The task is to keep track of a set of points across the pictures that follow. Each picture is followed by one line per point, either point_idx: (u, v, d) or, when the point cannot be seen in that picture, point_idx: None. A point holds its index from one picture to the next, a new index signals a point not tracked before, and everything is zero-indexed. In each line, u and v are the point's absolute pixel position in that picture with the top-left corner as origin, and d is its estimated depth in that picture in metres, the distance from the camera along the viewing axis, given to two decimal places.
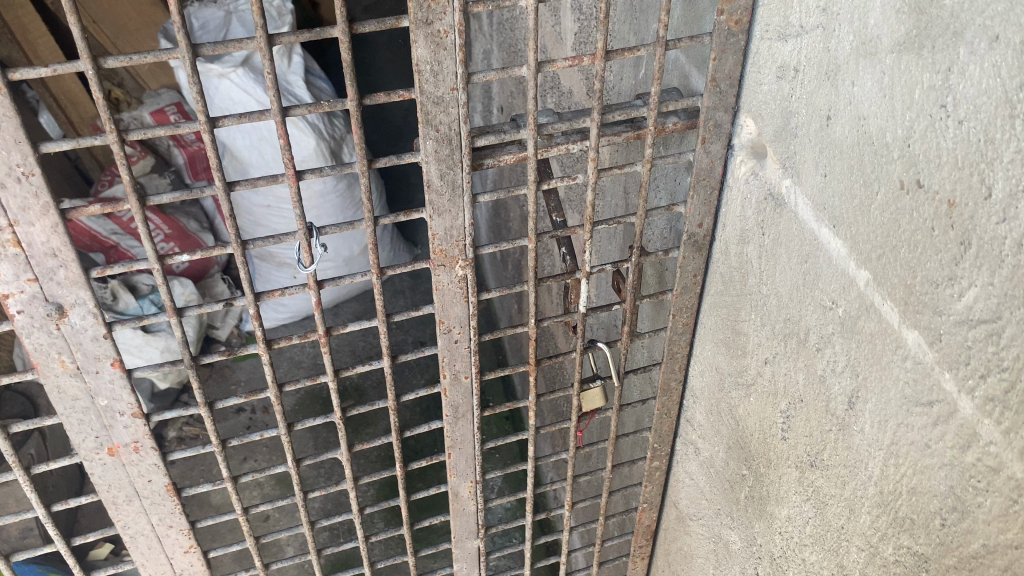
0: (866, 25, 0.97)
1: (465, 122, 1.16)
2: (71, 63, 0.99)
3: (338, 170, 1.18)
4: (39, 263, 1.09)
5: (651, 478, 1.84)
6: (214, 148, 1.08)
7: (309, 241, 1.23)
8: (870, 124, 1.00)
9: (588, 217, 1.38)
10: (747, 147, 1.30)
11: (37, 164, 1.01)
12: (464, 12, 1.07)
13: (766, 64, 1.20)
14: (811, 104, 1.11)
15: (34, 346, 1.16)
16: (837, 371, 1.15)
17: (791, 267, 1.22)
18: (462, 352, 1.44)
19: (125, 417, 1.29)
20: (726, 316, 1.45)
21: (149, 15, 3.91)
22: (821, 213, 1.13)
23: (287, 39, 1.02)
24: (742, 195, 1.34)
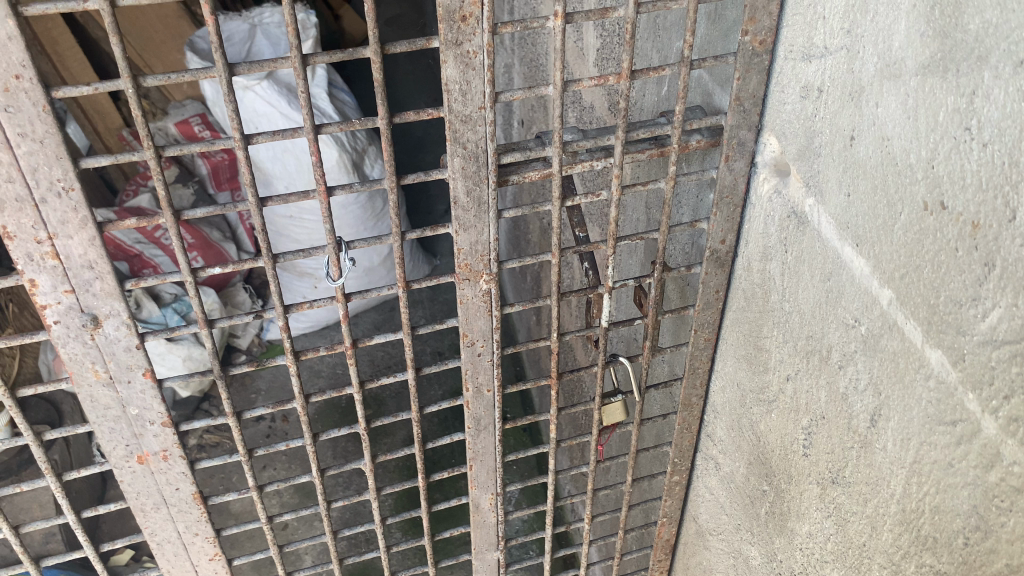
0: (891, 47, 0.99)
1: (492, 140, 1.18)
2: (112, 81, 1.01)
3: (367, 187, 1.20)
4: (76, 274, 1.12)
5: (671, 492, 1.84)
6: (248, 164, 1.11)
7: (337, 255, 1.25)
8: (893, 145, 1.01)
9: (610, 233, 1.40)
10: (770, 166, 1.32)
11: (76, 179, 1.04)
12: (493, 33, 1.09)
13: (790, 83, 1.21)
14: (835, 125, 1.12)
15: (69, 356, 1.19)
16: (859, 389, 1.16)
17: (814, 285, 1.23)
18: (485, 365, 1.46)
19: (155, 426, 1.32)
20: (748, 332, 1.46)
21: (175, 28, 3.97)
22: (844, 232, 1.14)
23: (321, 60, 1.04)
24: (765, 213, 1.35)
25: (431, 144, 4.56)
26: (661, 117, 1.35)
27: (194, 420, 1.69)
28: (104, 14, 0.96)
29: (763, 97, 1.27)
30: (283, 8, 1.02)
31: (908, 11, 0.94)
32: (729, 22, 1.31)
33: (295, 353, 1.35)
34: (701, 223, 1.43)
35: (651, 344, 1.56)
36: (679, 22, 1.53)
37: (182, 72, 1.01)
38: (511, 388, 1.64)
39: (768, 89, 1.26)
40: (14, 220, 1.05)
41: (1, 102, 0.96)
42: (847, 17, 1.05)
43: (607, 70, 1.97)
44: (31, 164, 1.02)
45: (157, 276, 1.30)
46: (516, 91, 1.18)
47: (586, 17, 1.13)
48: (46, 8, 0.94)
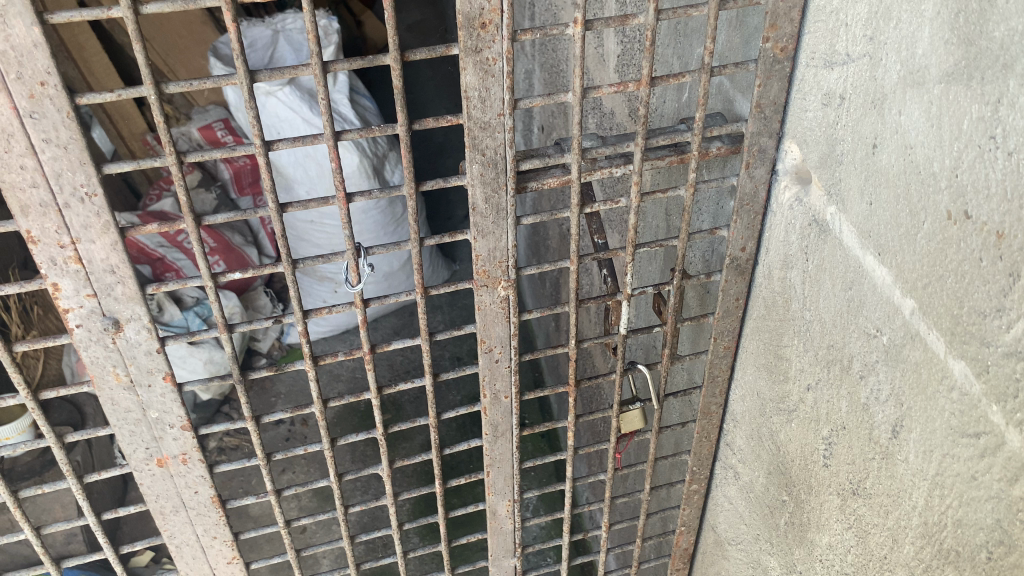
0: (914, 55, 0.98)
1: (512, 146, 1.18)
2: (135, 88, 1.02)
3: (387, 194, 1.20)
4: (98, 279, 1.13)
5: (690, 500, 1.83)
6: (268, 171, 1.11)
7: (356, 261, 1.25)
8: (916, 154, 1.00)
9: (630, 240, 1.39)
10: (791, 173, 1.31)
11: (99, 185, 1.05)
12: (513, 41, 1.09)
13: (811, 90, 1.20)
14: (858, 133, 1.11)
15: (91, 359, 1.20)
16: (880, 400, 1.15)
17: (835, 294, 1.22)
18: (503, 372, 1.45)
19: (175, 429, 1.33)
20: (769, 340, 1.45)
21: (199, 33, 4.00)
22: (866, 241, 1.13)
23: (342, 67, 1.05)
24: (786, 221, 1.34)
25: (451, 150, 4.58)
26: (681, 124, 1.34)
27: (217, 423, 1.65)
28: (128, 22, 0.97)
29: (785, 103, 1.26)
30: (304, 15, 1.02)
31: (933, 18, 0.93)
32: (751, 28, 1.30)
33: (314, 357, 1.35)
34: (722, 231, 1.42)
35: (669, 352, 1.55)
36: (700, 28, 1.53)
37: (204, 80, 1.02)
38: (529, 394, 1.63)
39: (790, 96, 1.25)
40: (39, 225, 1.06)
41: (27, 109, 0.98)
42: (870, 24, 1.04)
43: (627, 76, 1.97)
44: (55, 169, 1.03)
45: (178, 280, 1.31)
46: (536, 97, 1.18)
47: (606, 24, 1.12)
48: (71, 16, 0.95)
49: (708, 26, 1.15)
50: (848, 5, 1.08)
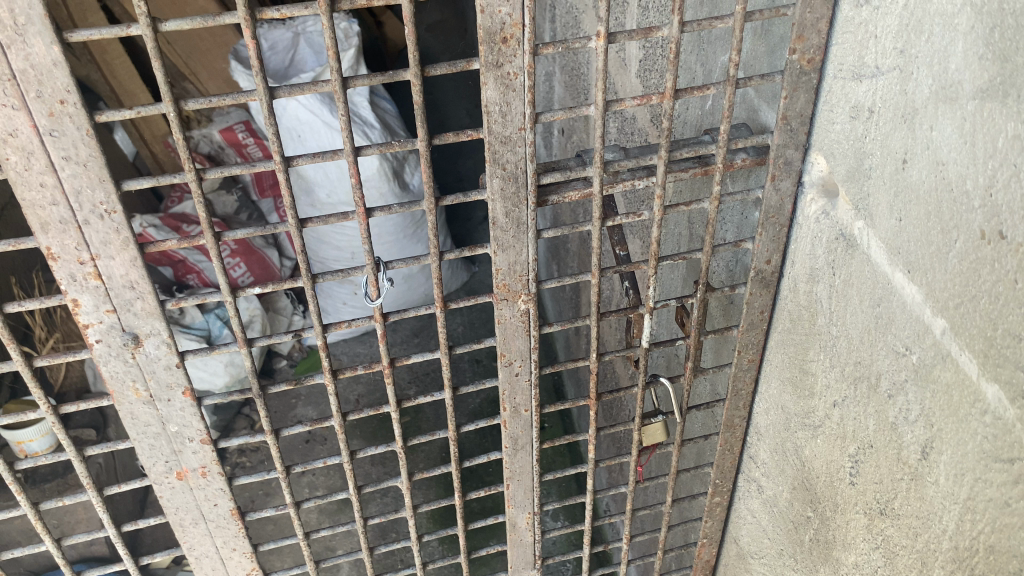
0: (947, 69, 0.95)
1: (533, 160, 1.17)
2: (155, 105, 1.01)
3: (407, 208, 1.19)
4: (117, 294, 1.13)
5: (712, 513, 1.80)
6: (288, 187, 1.10)
7: (376, 275, 1.24)
8: (949, 170, 0.97)
9: (652, 253, 1.37)
10: (818, 185, 1.28)
11: (119, 202, 1.05)
12: (534, 55, 1.07)
13: (839, 102, 1.18)
14: (887, 149, 1.08)
15: (111, 374, 1.20)
16: (910, 420, 1.12)
17: (862, 310, 1.20)
18: (523, 386, 1.44)
19: (194, 443, 1.32)
20: (794, 354, 1.42)
21: (220, 36, 4.00)
22: (895, 258, 1.10)
23: (362, 82, 1.04)
24: (813, 234, 1.31)
25: (471, 151, 4.57)
26: (705, 135, 1.32)
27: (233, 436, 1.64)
28: (147, 40, 0.96)
29: (812, 114, 1.24)
30: (323, 31, 1.01)
31: (967, 33, 0.91)
32: (777, 36, 1.28)
33: (333, 371, 1.34)
34: (747, 244, 1.40)
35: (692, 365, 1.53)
36: (724, 36, 1.51)
37: (224, 96, 1.01)
38: (549, 407, 1.61)
39: (816, 108, 1.23)
40: (59, 242, 1.06)
41: (46, 127, 0.97)
42: (900, 37, 1.02)
43: (650, 83, 1.95)
44: (75, 187, 1.02)
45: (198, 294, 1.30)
46: (557, 111, 1.16)
47: (629, 37, 1.10)
48: (91, 34, 0.94)
49: (732, 38, 1.13)
50: (878, 17, 1.06)
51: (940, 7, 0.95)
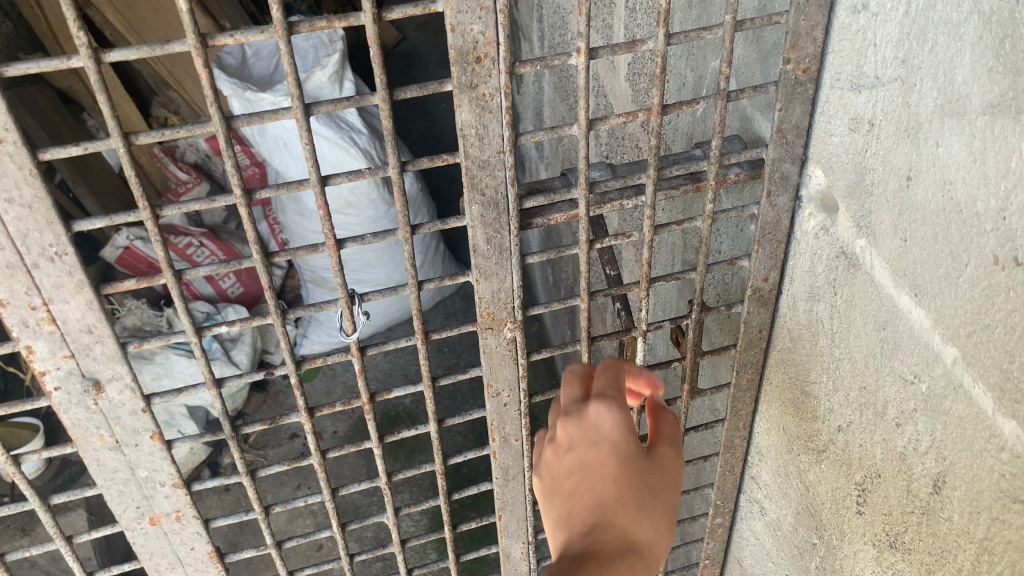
0: (953, 82, 0.88)
1: (513, 184, 1.10)
2: (103, 140, 0.94)
3: (381, 238, 1.12)
4: (74, 339, 1.06)
5: (714, 534, 1.74)
6: (251, 222, 1.04)
7: (351, 308, 1.17)
8: (957, 190, 0.90)
9: (643, 274, 1.30)
10: (816, 200, 1.21)
11: (69, 244, 0.98)
12: (510, 74, 1.00)
13: (837, 113, 1.11)
14: (890, 165, 1.01)
15: (72, 422, 1.14)
16: (919, 451, 1.06)
17: (867, 333, 1.13)
18: (512, 415, 1.37)
19: (166, 487, 1.25)
20: (795, 375, 1.36)
21: None
22: (900, 279, 1.03)
23: (326, 109, 0.97)
24: (812, 250, 1.24)
25: None
26: (696, 149, 1.25)
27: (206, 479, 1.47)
28: (90, 72, 0.89)
29: (809, 125, 1.17)
30: (281, 57, 0.94)
31: (974, 42, 0.84)
32: (770, 43, 1.21)
33: (310, 409, 1.27)
34: (743, 261, 1.33)
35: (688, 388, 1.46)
36: (714, 41, 1.44)
37: (174, 129, 0.93)
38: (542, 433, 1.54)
39: (812, 119, 1.16)
40: (6, 287, 0.99)
41: None
42: (901, 45, 0.95)
43: (640, 87, 1.87)
44: (21, 230, 0.95)
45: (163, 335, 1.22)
46: (538, 131, 1.09)
47: (612, 51, 1.03)
48: (27, 67, 0.87)
49: (722, 49, 1.06)
50: (877, 24, 0.99)
51: (944, 15, 0.88)
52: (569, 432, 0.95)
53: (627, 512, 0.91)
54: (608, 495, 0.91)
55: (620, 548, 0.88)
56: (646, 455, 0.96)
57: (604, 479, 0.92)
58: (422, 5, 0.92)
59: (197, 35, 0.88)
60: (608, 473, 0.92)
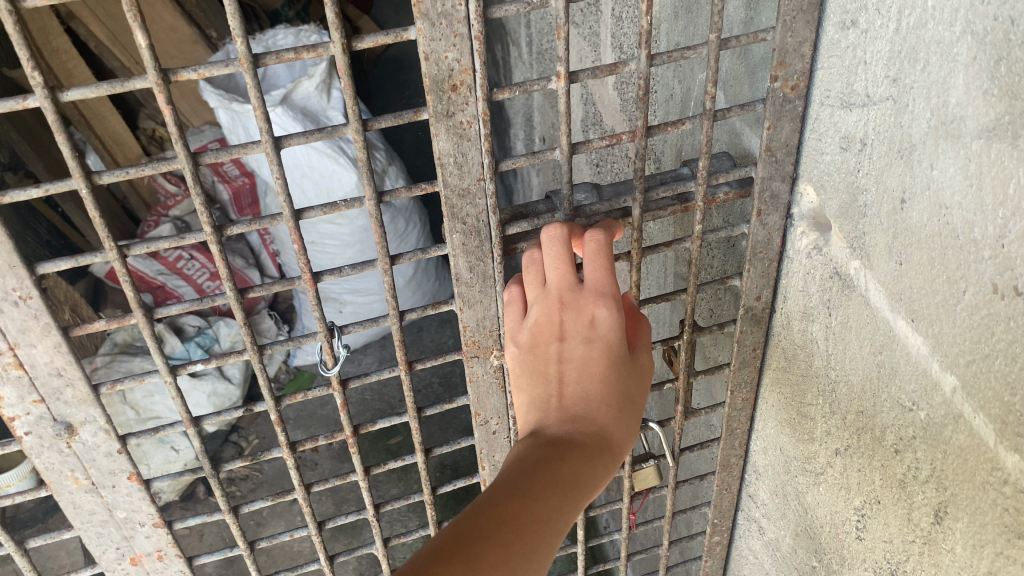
0: (947, 103, 0.85)
1: (495, 213, 1.06)
2: (64, 181, 0.90)
3: (359, 270, 1.09)
4: (44, 383, 1.02)
5: (712, 552, 1.71)
6: (224, 259, 1.00)
7: (331, 342, 1.14)
8: (953, 216, 0.87)
9: (632, 296, 1.26)
10: (808, 218, 1.18)
11: (34, 287, 0.94)
12: (488, 101, 0.97)
13: (827, 131, 1.07)
14: (883, 186, 0.98)
15: (45, 465, 1.10)
16: (919, 479, 1.02)
17: (863, 357, 1.10)
18: (502, 443, 1.34)
19: (146, 527, 1.22)
20: (791, 395, 1.32)
21: None
22: (896, 303, 1.00)
23: (297, 142, 0.94)
24: (805, 269, 1.21)
25: None
26: (684, 168, 1.21)
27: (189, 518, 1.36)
28: (47, 113, 0.85)
29: (798, 143, 1.14)
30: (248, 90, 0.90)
31: (968, 63, 0.81)
32: (757, 59, 1.17)
33: (292, 444, 1.24)
34: (734, 280, 1.30)
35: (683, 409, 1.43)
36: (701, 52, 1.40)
37: (139, 168, 0.90)
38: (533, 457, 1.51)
39: (802, 136, 1.13)
40: None
41: None
42: (892, 64, 0.92)
43: (628, 97, 1.83)
44: None
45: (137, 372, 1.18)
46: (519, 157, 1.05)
47: (593, 74, 1.00)
48: None
49: (706, 69, 1.03)
50: (867, 41, 0.95)
51: (936, 34, 0.84)
52: (567, 320, 0.97)
53: (605, 410, 0.93)
54: (594, 388, 0.93)
55: (598, 443, 0.90)
56: (630, 357, 0.98)
57: (592, 374, 0.94)
58: (394, 34, 0.88)
59: (158, 72, 0.85)
60: (595, 368, 0.95)
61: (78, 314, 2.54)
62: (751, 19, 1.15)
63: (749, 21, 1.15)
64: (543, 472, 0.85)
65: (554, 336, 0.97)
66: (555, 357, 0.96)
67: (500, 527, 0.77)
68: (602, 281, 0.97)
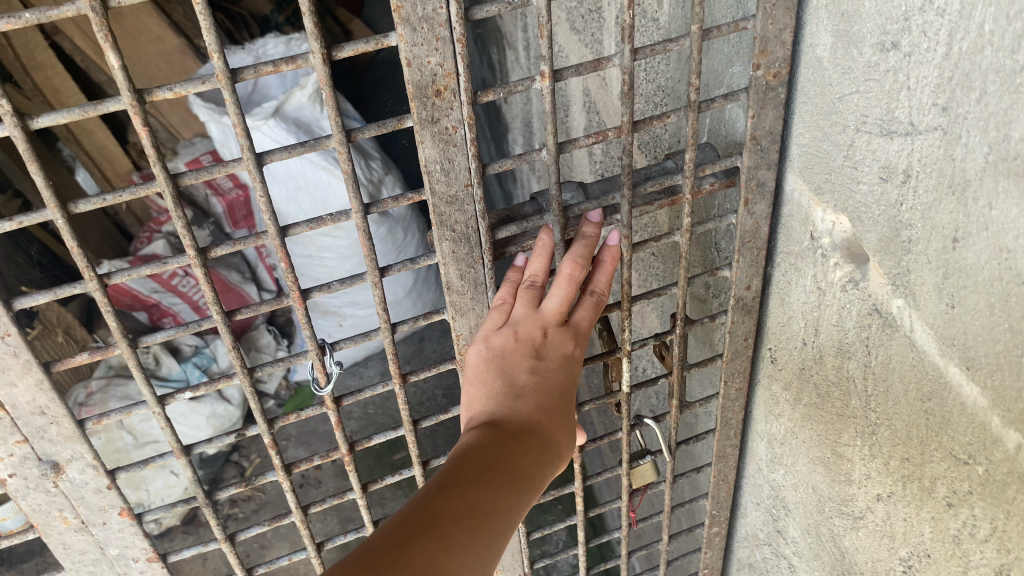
0: (1009, 135, 0.75)
1: (484, 219, 1.00)
2: (38, 213, 0.82)
3: (348, 284, 1.01)
4: (26, 422, 0.95)
5: (712, 544, 1.65)
6: (210, 281, 0.94)
7: (322, 359, 1.07)
8: (1017, 260, 0.78)
9: (623, 294, 1.18)
10: (842, 249, 1.06)
11: (10, 323, 0.87)
12: (474, 103, 0.91)
13: (863, 160, 0.97)
14: (931, 223, 0.89)
15: (33, 507, 1.04)
16: (978, 538, 0.94)
17: (907, 402, 1.00)
18: None
19: (140, 562, 1.16)
20: (823, 433, 1.23)
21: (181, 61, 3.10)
22: (948, 350, 0.90)
23: (280, 157, 0.88)
24: (839, 304, 1.09)
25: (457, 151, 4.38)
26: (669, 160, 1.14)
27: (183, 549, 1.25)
28: (15, 141, 0.78)
29: (822, 168, 1.04)
30: (229, 109, 0.83)
31: None
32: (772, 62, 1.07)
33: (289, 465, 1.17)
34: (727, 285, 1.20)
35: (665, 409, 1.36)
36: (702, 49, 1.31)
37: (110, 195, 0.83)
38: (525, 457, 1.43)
39: (829, 166, 1.02)
40: None
41: None
42: (941, 92, 0.82)
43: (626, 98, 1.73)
44: None
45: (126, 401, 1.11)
46: (506, 159, 0.99)
47: (578, 72, 0.93)
48: None
49: (690, 62, 0.95)
50: (909, 65, 0.85)
51: (995, 61, 0.75)
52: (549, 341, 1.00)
53: (551, 433, 0.97)
54: (547, 412, 0.97)
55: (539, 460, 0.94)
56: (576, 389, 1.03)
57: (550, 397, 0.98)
58: (375, 40, 0.82)
59: (134, 93, 0.78)
60: (552, 393, 0.99)
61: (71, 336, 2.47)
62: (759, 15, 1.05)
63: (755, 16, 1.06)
64: (490, 473, 0.86)
65: (530, 351, 0.99)
66: (524, 369, 0.98)
67: (438, 529, 0.78)
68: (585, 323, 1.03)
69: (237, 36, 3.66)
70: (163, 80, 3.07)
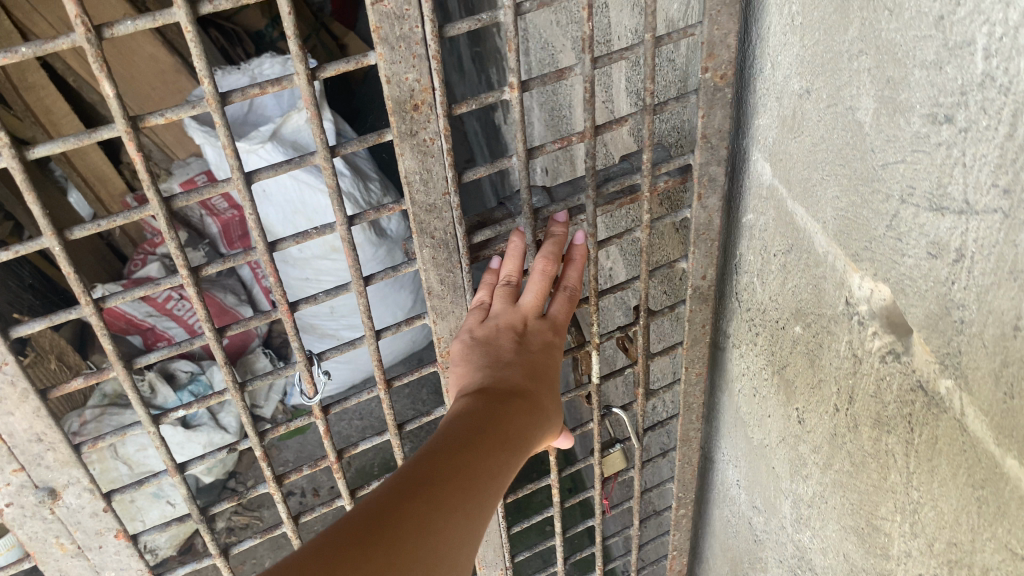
0: None
1: (462, 225, 1.01)
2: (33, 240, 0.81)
3: (332, 292, 1.06)
4: (24, 450, 1.00)
5: (678, 526, 1.58)
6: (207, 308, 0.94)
7: (310, 369, 1.11)
8: None
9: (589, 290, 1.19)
10: (880, 316, 0.87)
11: (9, 352, 0.91)
12: (449, 116, 0.91)
13: (910, 233, 0.78)
14: (989, 307, 0.70)
15: (31, 535, 1.08)
16: None
17: (958, 487, 0.81)
18: None
19: None
20: (856, 500, 1.01)
21: (174, 81, 2.93)
22: (1006, 440, 0.72)
23: (266, 175, 0.86)
24: (878, 375, 0.90)
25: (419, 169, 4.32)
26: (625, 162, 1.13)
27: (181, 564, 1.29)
28: None
29: (864, 235, 0.85)
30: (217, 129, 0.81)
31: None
32: (800, 123, 0.92)
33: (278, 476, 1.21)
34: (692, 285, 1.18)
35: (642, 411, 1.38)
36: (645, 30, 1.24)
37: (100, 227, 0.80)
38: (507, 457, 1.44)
39: (869, 234, 0.84)
40: None
41: None
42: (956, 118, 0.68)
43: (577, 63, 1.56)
44: None
45: None
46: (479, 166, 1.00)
47: (541, 82, 0.95)
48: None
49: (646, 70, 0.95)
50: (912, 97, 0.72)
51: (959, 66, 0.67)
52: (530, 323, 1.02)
53: (540, 401, 0.99)
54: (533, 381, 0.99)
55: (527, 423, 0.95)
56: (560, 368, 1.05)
57: (536, 370, 1.00)
58: (356, 59, 0.81)
59: (127, 119, 0.75)
60: (539, 367, 1.01)
61: (65, 362, 2.43)
62: (805, 94, 0.89)
63: (793, 95, 0.91)
64: (480, 438, 0.89)
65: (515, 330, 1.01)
66: (511, 345, 1.00)
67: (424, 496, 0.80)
68: (563, 313, 1.05)
69: (232, 55, 3.44)
70: (162, 103, 2.91)
